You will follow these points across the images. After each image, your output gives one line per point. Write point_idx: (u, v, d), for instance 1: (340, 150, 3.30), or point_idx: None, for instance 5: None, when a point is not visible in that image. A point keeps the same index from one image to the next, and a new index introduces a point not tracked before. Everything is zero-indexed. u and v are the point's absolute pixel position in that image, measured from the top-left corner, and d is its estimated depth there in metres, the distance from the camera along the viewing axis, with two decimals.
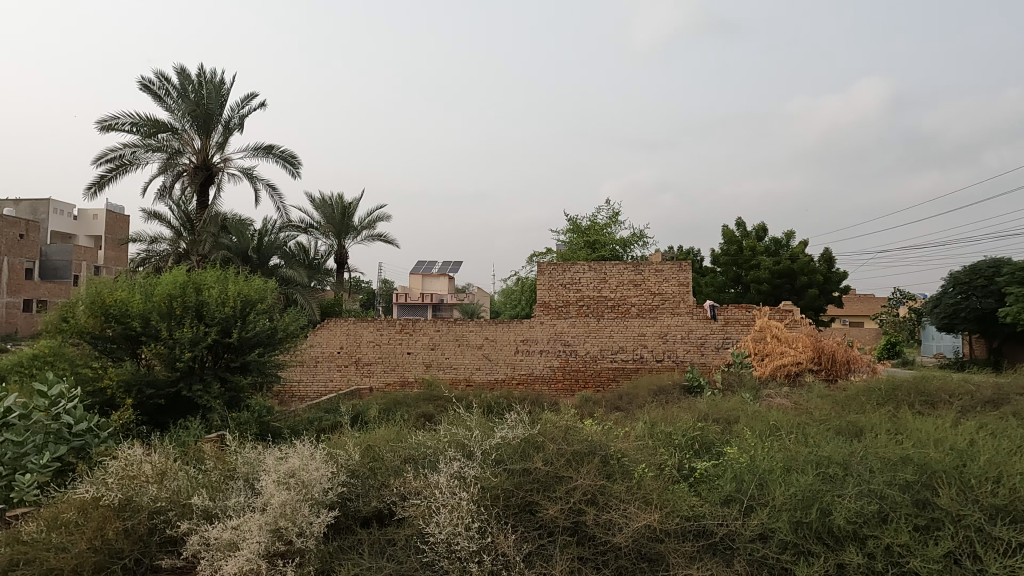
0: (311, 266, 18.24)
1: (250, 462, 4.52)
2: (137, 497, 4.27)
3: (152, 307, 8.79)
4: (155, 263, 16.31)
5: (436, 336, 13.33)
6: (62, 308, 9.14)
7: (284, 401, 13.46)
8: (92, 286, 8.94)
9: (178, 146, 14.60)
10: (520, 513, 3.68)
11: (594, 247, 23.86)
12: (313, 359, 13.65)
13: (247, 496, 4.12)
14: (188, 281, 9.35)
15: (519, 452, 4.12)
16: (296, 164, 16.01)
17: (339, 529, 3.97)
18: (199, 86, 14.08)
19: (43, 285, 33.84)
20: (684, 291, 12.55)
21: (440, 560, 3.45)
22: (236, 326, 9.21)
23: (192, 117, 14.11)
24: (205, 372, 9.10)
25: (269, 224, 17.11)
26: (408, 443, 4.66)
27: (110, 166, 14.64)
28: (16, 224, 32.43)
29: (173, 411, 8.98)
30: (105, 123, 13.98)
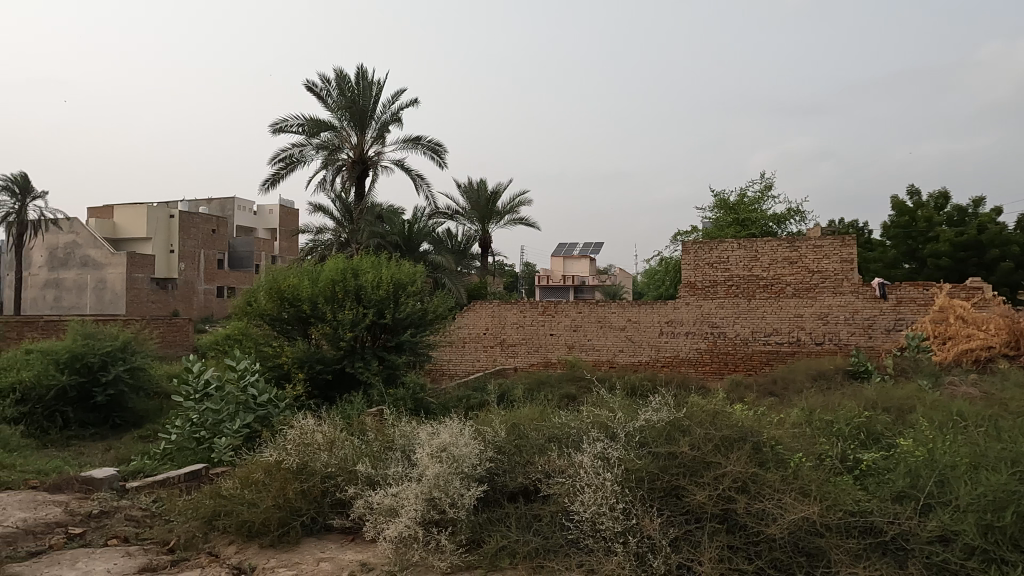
0: (458, 252, 19.01)
1: (406, 434, 4.82)
2: (311, 463, 4.73)
3: (318, 291, 9.69)
4: (321, 252, 17.80)
5: (578, 318, 13.37)
6: (247, 294, 10.32)
7: (435, 379, 14.29)
8: (270, 274, 10.04)
9: (338, 142, 15.76)
10: (666, 497, 3.60)
11: (745, 224, 22.60)
12: (461, 340, 14.27)
13: (404, 466, 4.41)
14: (348, 267, 10.15)
15: (664, 436, 4.02)
16: (442, 152, 16.66)
17: (488, 502, 4.16)
18: (356, 84, 15.16)
19: (233, 274, 38.44)
20: (848, 268, 11.48)
21: (585, 538, 3.56)
22: (389, 308, 9.86)
23: (350, 114, 15.21)
24: (366, 351, 9.88)
25: (418, 212, 18.06)
26: (552, 423, 4.71)
27: (282, 164, 16.14)
28: (210, 220, 37.03)
29: (340, 386, 9.85)
30: (276, 125, 15.44)
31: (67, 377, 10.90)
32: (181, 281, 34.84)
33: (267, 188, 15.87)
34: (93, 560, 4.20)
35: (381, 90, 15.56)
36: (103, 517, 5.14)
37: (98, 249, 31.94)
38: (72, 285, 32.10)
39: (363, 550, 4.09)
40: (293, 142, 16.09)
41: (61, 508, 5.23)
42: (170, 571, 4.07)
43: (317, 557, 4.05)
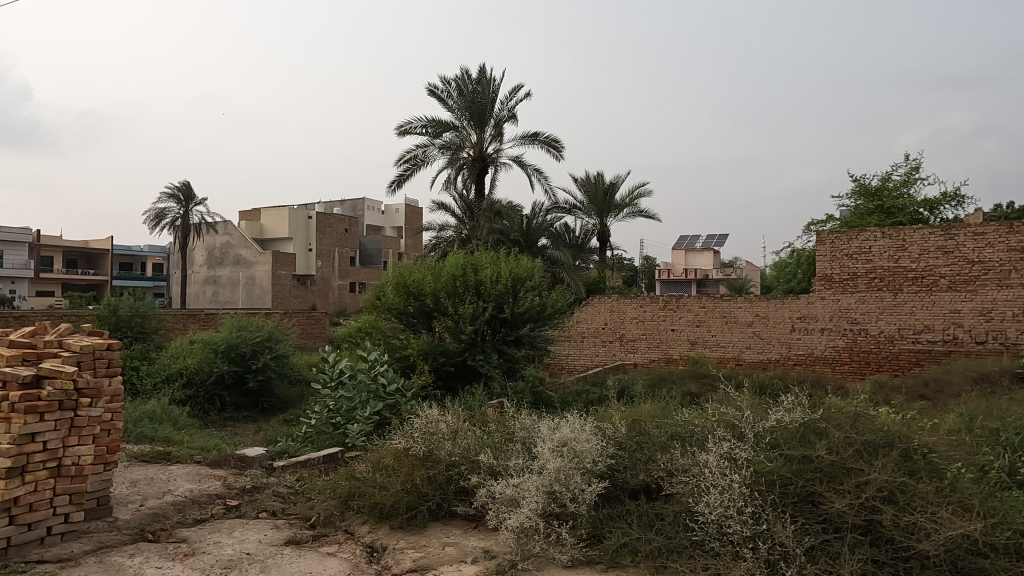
0: (576, 246, 18.95)
1: (527, 428, 4.88)
2: (437, 450, 4.91)
3: (441, 286, 10.05)
4: (444, 248, 18.44)
5: (702, 313, 12.89)
6: (376, 289, 10.91)
7: (554, 373, 14.37)
8: (396, 270, 10.56)
9: (459, 142, 16.24)
10: (800, 503, 3.39)
11: (890, 212, 20.68)
12: (580, 334, 14.23)
13: (525, 459, 4.47)
14: (469, 263, 10.44)
15: (797, 438, 3.77)
16: (560, 147, 16.68)
17: (609, 498, 4.12)
18: (475, 84, 15.56)
19: (364, 271, 40.82)
20: (1016, 259, 10.19)
21: (711, 541, 3.44)
22: (508, 303, 10.05)
23: (469, 113, 15.63)
24: (486, 344, 10.13)
25: (537, 208, 18.22)
26: (675, 421, 4.57)
27: (407, 165, 16.89)
28: (343, 220, 39.53)
29: (462, 378, 10.17)
30: (402, 127, 16.18)
31: (224, 364, 12.12)
32: (318, 277, 37.52)
33: (393, 188, 16.67)
34: (247, 530, 4.64)
35: (499, 88, 15.85)
36: (254, 492, 5.66)
37: (248, 249, 35.16)
38: (227, 282, 35.56)
39: (486, 538, 4.21)
40: (417, 143, 16.79)
41: (220, 481, 5.82)
42: (311, 545, 4.41)
43: (443, 541, 4.22)
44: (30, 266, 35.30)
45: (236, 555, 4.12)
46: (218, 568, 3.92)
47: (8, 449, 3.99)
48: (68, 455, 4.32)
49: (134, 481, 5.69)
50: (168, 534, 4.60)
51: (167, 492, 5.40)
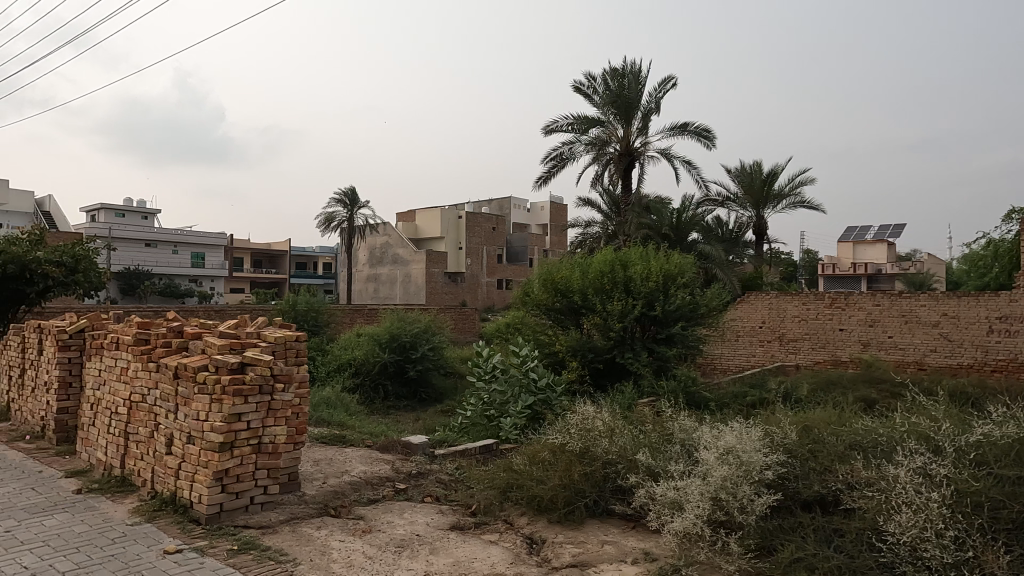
0: (729, 240, 18.05)
1: (687, 430, 4.74)
2: (593, 448, 4.91)
3: (589, 283, 10.03)
4: (589, 244, 18.40)
5: (876, 312, 11.73)
6: (525, 285, 11.14)
7: (706, 373, 13.80)
8: (545, 267, 10.71)
9: (605, 137, 16.11)
10: (1016, 532, 2.98)
11: None
12: (735, 333, 13.56)
13: (686, 462, 4.34)
14: (617, 259, 10.33)
15: (1010, 456, 3.31)
16: (711, 137, 15.97)
17: (779, 509, 3.89)
18: (621, 78, 15.35)
19: (511, 268, 41.87)
20: None
21: (903, 565, 3.12)
22: (659, 300, 9.79)
23: (616, 108, 15.44)
24: (636, 342, 9.95)
25: (686, 201, 17.61)
26: (854, 429, 4.20)
27: (553, 163, 17.05)
28: (490, 219, 40.80)
29: (611, 375, 10.08)
30: (548, 126, 16.37)
31: (386, 355, 13.02)
32: (468, 274, 39.07)
33: (540, 186, 16.91)
34: (416, 513, 4.95)
35: (646, 80, 15.51)
36: (419, 477, 6.02)
37: (404, 248, 37.49)
38: (386, 279, 38.19)
39: (645, 539, 4.15)
40: (563, 141, 16.90)
41: (389, 465, 6.26)
42: (474, 531, 4.60)
43: (602, 539, 4.22)
44: (225, 265, 40.28)
45: (408, 535, 4.40)
46: (392, 546, 4.21)
47: (220, 426, 4.56)
48: (266, 434, 4.86)
49: (317, 460, 6.28)
50: (347, 511, 5.03)
51: (345, 472, 5.91)
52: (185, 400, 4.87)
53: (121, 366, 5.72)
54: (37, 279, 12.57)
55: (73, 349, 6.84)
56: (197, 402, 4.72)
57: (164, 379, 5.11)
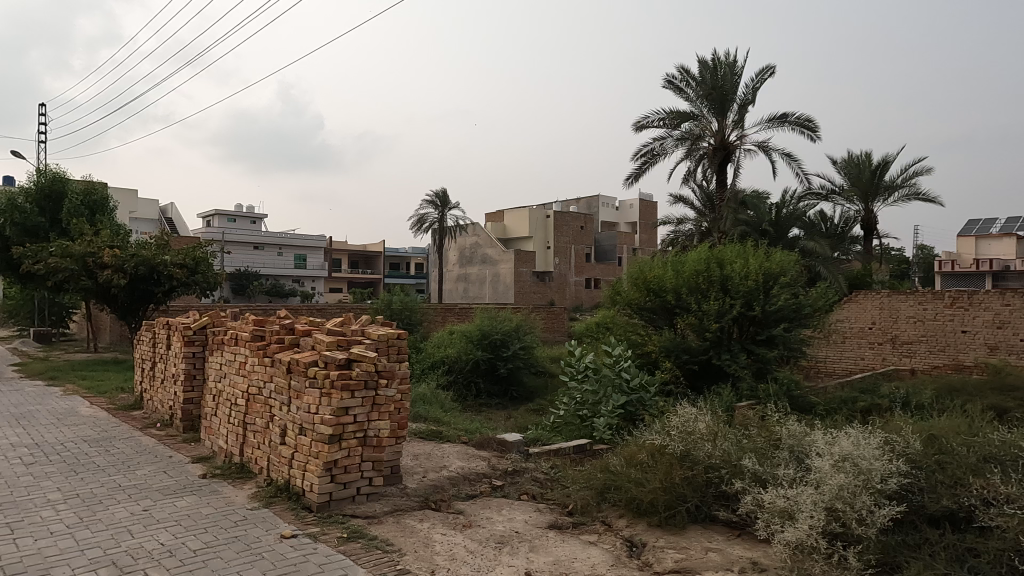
0: (834, 235, 17.04)
1: (797, 436, 4.51)
2: (695, 451, 4.77)
3: (683, 282, 9.75)
4: (682, 242, 17.91)
5: (1005, 313, 10.71)
6: (616, 284, 11.00)
7: (810, 376, 13.10)
8: (637, 265, 10.53)
9: (699, 131, 15.61)
10: None
11: None
12: (841, 335, 12.82)
13: (797, 470, 4.14)
14: (713, 257, 9.99)
15: None
16: (814, 127, 15.12)
17: (902, 523, 3.63)
18: (715, 70, 14.85)
19: (599, 267, 41.47)
20: None
21: None
22: (759, 300, 9.38)
23: (709, 101, 14.95)
24: (733, 343, 9.57)
25: (786, 195, 16.83)
26: (988, 440, 3.85)
27: (644, 159, 16.72)
28: (578, 218, 40.59)
29: (707, 377, 9.75)
30: (639, 122, 16.08)
31: (479, 352, 13.23)
32: (556, 274, 39.08)
33: (630, 183, 16.63)
34: (513, 510, 4.99)
35: (742, 70, 14.92)
36: (515, 475, 6.07)
37: (493, 248, 37.99)
38: (476, 279, 38.84)
39: (752, 549, 3.98)
40: (654, 137, 16.55)
41: (485, 462, 6.36)
42: (573, 531, 4.58)
43: (706, 546, 4.09)
44: (324, 266, 42.43)
45: (507, 532, 4.45)
46: (492, 542, 4.27)
47: (330, 419, 4.79)
48: (371, 428, 5.06)
49: (416, 455, 6.47)
50: (447, 505, 5.14)
51: (443, 467, 6.05)
52: (297, 394, 5.14)
53: (240, 360, 6.13)
54: (163, 279, 13.72)
55: (197, 344, 7.40)
56: (308, 396, 4.98)
57: (278, 373, 5.43)
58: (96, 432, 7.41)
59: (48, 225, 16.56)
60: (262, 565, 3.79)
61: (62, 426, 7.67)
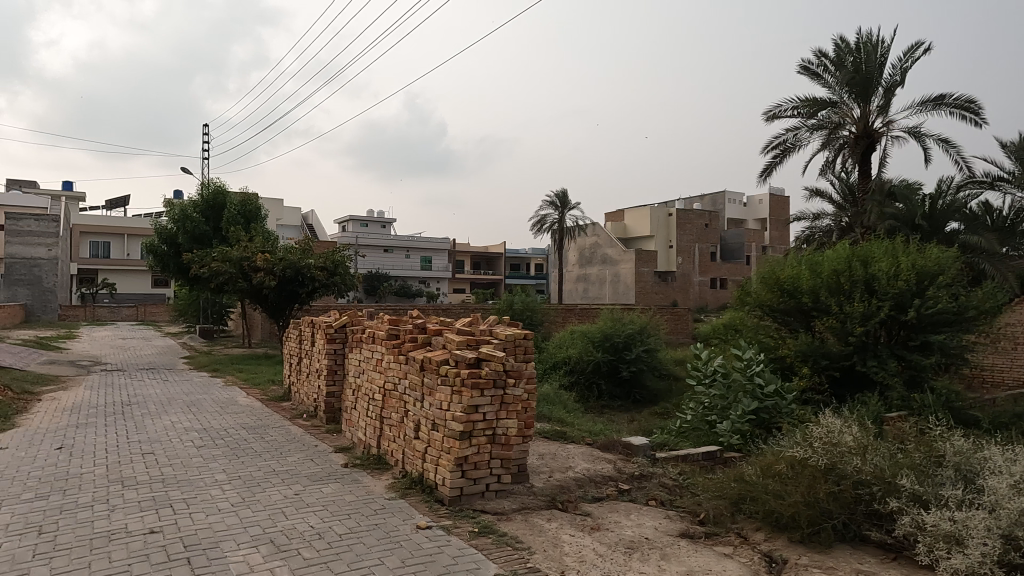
0: (1002, 229, 15.16)
1: (964, 455, 4.08)
2: (842, 465, 4.43)
3: (821, 282, 9.10)
4: (819, 239, 16.73)
5: None
6: (745, 284, 10.48)
7: (973, 387, 11.75)
8: (768, 265, 9.99)
9: (838, 119, 14.50)
10: None
11: None
12: (1012, 341, 11.40)
13: (966, 492, 3.74)
14: (856, 255, 9.23)
15: None
16: (977, 108, 13.54)
17: None
18: (857, 51, 13.75)
19: (725, 267, 39.72)
20: None
21: None
22: (912, 302, 8.55)
23: (851, 85, 13.84)
24: (880, 348, 8.78)
25: (942, 185, 15.24)
26: None
27: (776, 152, 15.80)
28: (702, 215, 39.13)
29: (851, 385, 9.02)
30: (770, 112, 15.22)
31: (601, 354, 13.11)
32: (679, 274, 37.92)
33: (761, 178, 15.79)
34: (641, 516, 4.89)
35: (889, 50, 13.69)
36: (643, 479, 5.93)
37: (614, 248, 37.55)
38: (596, 279, 38.56)
39: None
40: (787, 127, 15.60)
41: (611, 465, 6.28)
42: (706, 541, 4.40)
43: (856, 568, 3.79)
44: (448, 268, 44.06)
45: (636, 538, 4.36)
46: (622, 546, 4.21)
47: (461, 416, 4.95)
48: (499, 426, 5.17)
49: (542, 454, 6.52)
50: (574, 506, 5.14)
51: (568, 468, 6.04)
52: (430, 391, 5.36)
53: (376, 358, 6.49)
54: (306, 280, 14.88)
55: (338, 342, 7.93)
56: (440, 393, 5.17)
57: (412, 370, 5.69)
58: (252, 420, 8.15)
59: (212, 233, 18.48)
60: (400, 553, 3.98)
61: (224, 414, 8.51)
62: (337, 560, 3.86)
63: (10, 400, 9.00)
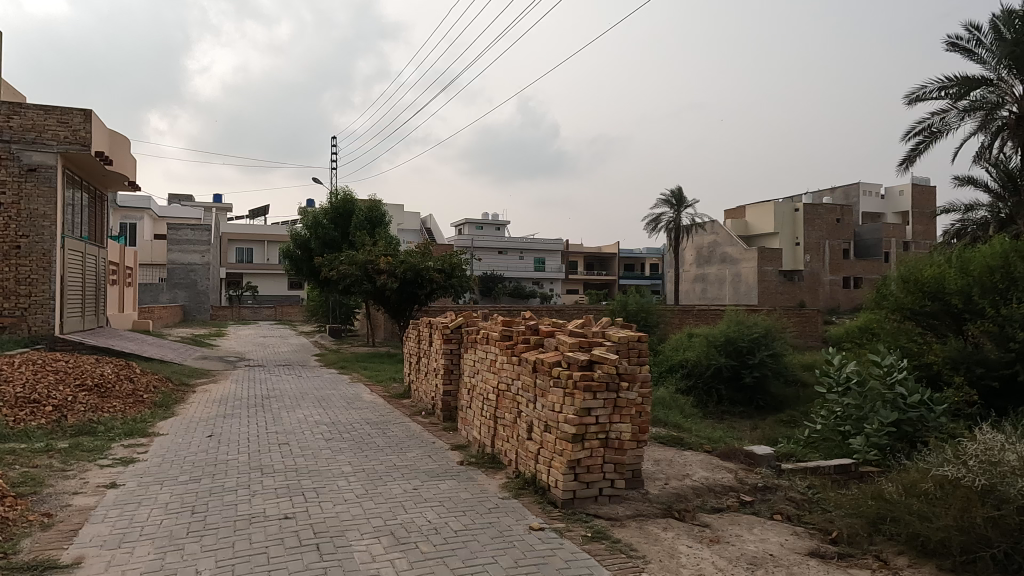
0: None
1: None
2: (1003, 487, 3.93)
3: (973, 282, 8.17)
4: (972, 233, 15.05)
5: None
6: (884, 284, 9.62)
7: None
8: (910, 264, 9.16)
9: (996, 98, 12.95)
10: None
11: None
12: None
13: None
14: (1016, 250, 8.19)
15: None
16: None
17: None
18: (1017, 21, 12.23)
19: (860, 264, 36.78)
20: None
21: None
22: None
23: (1011, 60, 12.32)
24: None
25: None
26: None
27: (919, 139, 14.38)
28: (833, 210, 36.50)
29: (1013, 397, 7.88)
30: (912, 95, 13.88)
31: (721, 358, 12.56)
32: (807, 273, 35.62)
33: (902, 168, 14.45)
34: (765, 531, 4.60)
35: None
36: (767, 492, 5.60)
37: (734, 246, 35.90)
38: (715, 279, 37.04)
39: None
40: (932, 111, 14.17)
41: (732, 475, 5.98)
42: (839, 562, 4.06)
43: None
44: (562, 269, 44.16)
45: (760, 554, 4.12)
46: (744, 562, 3.98)
47: (573, 418, 4.91)
48: (613, 430, 5.07)
49: (658, 460, 6.34)
50: (692, 516, 4.94)
51: (686, 475, 5.83)
52: (543, 392, 5.36)
53: (490, 358, 6.60)
54: (425, 282, 15.46)
55: (454, 342, 8.16)
56: (553, 395, 5.16)
57: (525, 371, 5.72)
58: (376, 416, 8.57)
59: (340, 238, 19.71)
60: (513, 553, 4.01)
61: (351, 409, 9.03)
62: (453, 555, 3.95)
63: (170, 391, 10.08)
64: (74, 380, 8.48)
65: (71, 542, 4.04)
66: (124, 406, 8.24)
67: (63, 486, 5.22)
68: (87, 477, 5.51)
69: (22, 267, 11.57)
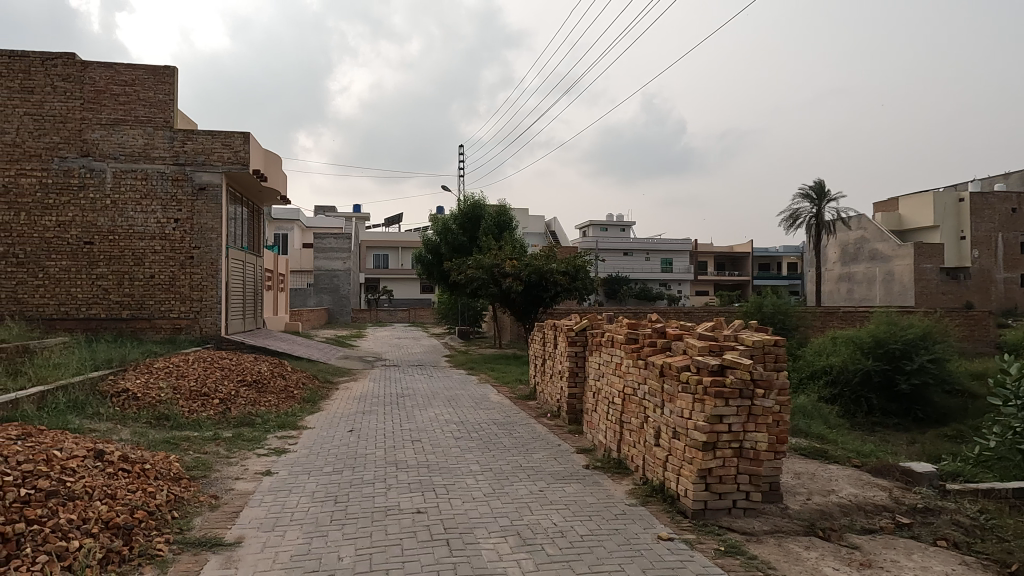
0: None
1: None
2: None
3: None
4: None
5: None
6: None
7: None
8: None
9: None
10: None
11: None
12: None
13: None
14: None
15: None
16: None
17: None
18: None
19: None
20: None
21: None
22: None
23: None
24: None
25: None
26: None
27: None
28: (1008, 198, 32.34)
29: None
30: None
31: (872, 363, 11.50)
32: (975, 271, 31.98)
33: None
34: (926, 558, 4.14)
35: None
36: (928, 514, 5.03)
37: (885, 242, 32.82)
38: (862, 278, 34.02)
39: None
40: None
41: (886, 493, 5.43)
42: None
43: None
44: (691, 269, 42.69)
45: None
46: None
47: (703, 425, 4.68)
48: (747, 439, 4.79)
49: (799, 473, 5.92)
50: (838, 536, 4.54)
51: (831, 491, 5.38)
52: (671, 397, 5.18)
53: (616, 361, 6.49)
54: (550, 285, 15.57)
55: (579, 344, 8.10)
56: (681, 400, 4.96)
57: (652, 375, 5.57)
58: (503, 416, 8.73)
59: (469, 242, 20.38)
60: (640, 562, 3.90)
61: (479, 409, 9.27)
62: (578, 560, 3.91)
63: (317, 388, 10.91)
64: (237, 375, 9.42)
65: (234, 523, 4.47)
66: (278, 401, 9.04)
67: (228, 471, 5.80)
68: (247, 464, 6.08)
69: (194, 275, 13.05)
